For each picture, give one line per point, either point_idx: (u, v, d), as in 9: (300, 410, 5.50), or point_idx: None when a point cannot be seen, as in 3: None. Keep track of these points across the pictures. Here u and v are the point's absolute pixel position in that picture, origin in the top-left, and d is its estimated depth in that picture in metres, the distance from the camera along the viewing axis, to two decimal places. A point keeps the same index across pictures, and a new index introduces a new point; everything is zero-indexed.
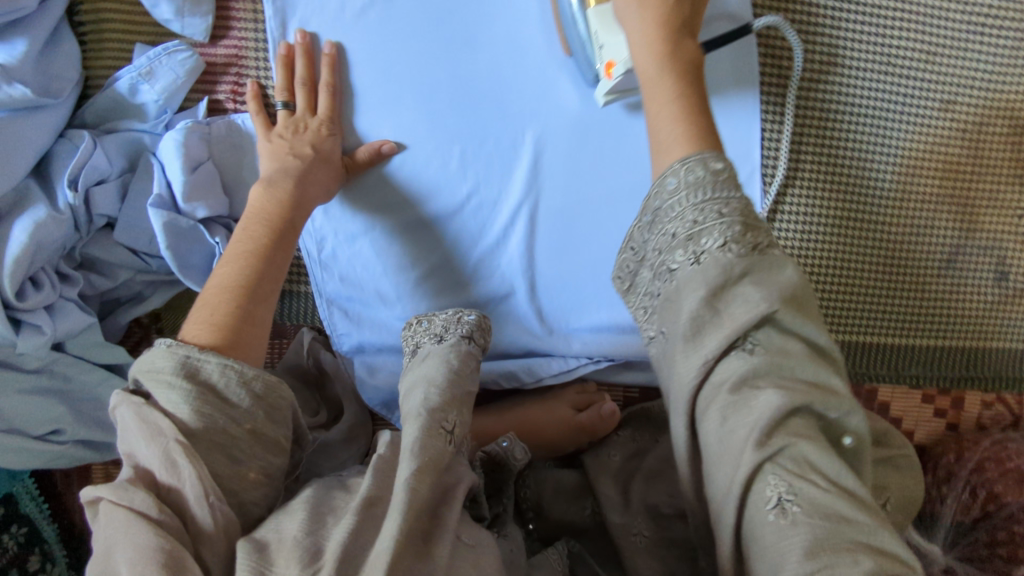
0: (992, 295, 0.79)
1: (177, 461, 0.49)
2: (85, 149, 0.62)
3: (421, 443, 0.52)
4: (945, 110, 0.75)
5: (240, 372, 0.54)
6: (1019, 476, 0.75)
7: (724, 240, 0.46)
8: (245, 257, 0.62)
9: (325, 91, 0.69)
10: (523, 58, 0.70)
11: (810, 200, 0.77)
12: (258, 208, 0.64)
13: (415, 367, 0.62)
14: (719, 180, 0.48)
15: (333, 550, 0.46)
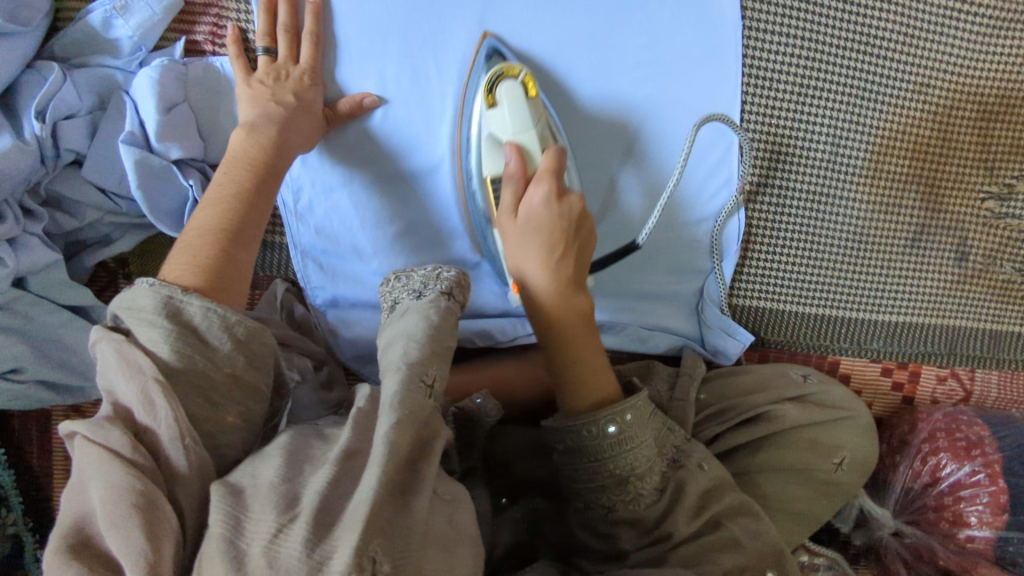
0: (953, 275, 0.82)
1: (156, 401, 0.48)
2: (55, 80, 0.60)
3: (403, 395, 0.50)
4: (918, 91, 0.77)
5: (224, 314, 0.54)
6: (967, 444, 0.77)
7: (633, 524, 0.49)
8: (227, 199, 0.61)
9: (309, 40, 0.67)
10: (500, 20, 0.70)
11: (786, 174, 0.78)
12: (244, 153, 0.63)
13: (393, 322, 0.59)
14: None
15: (310, 501, 0.44)
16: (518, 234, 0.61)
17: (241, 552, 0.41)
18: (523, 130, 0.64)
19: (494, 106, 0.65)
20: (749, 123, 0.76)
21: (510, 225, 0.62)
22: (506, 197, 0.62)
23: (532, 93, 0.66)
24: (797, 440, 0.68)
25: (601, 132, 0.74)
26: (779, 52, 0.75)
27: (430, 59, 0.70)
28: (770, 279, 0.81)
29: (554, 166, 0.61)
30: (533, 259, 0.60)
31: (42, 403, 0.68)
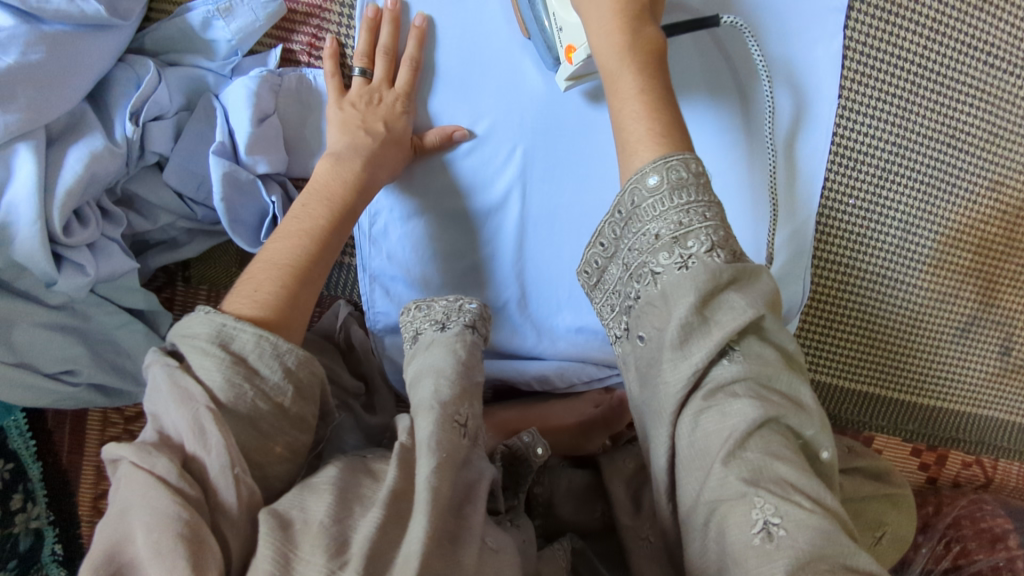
0: (995, 368, 0.84)
1: (206, 427, 0.46)
2: (151, 81, 0.57)
3: (437, 435, 0.49)
4: (993, 189, 0.78)
5: (275, 344, 0.51)
6: (992, 536, 0.80)
7: (711, 244, 0.48)
8: (319, 209, 0.60)
9: (408, 66, 0.65)
10: None
11: (856, 250, 0.78)
12: (325, 185, 0.61)
13: (417, 355, 0.57)
14: (679, 187, 0.50)
15: (362, 539, 0.43)
16: None
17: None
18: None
19: None
20: (826, 200, 0.77)
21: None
22: None
23: None
24: (844, 509, 0.69)
25: None
26: (867, 135, 0.75)
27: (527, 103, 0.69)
28: (820, 352, 0.82)
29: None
30: (606, 3, 0.55)
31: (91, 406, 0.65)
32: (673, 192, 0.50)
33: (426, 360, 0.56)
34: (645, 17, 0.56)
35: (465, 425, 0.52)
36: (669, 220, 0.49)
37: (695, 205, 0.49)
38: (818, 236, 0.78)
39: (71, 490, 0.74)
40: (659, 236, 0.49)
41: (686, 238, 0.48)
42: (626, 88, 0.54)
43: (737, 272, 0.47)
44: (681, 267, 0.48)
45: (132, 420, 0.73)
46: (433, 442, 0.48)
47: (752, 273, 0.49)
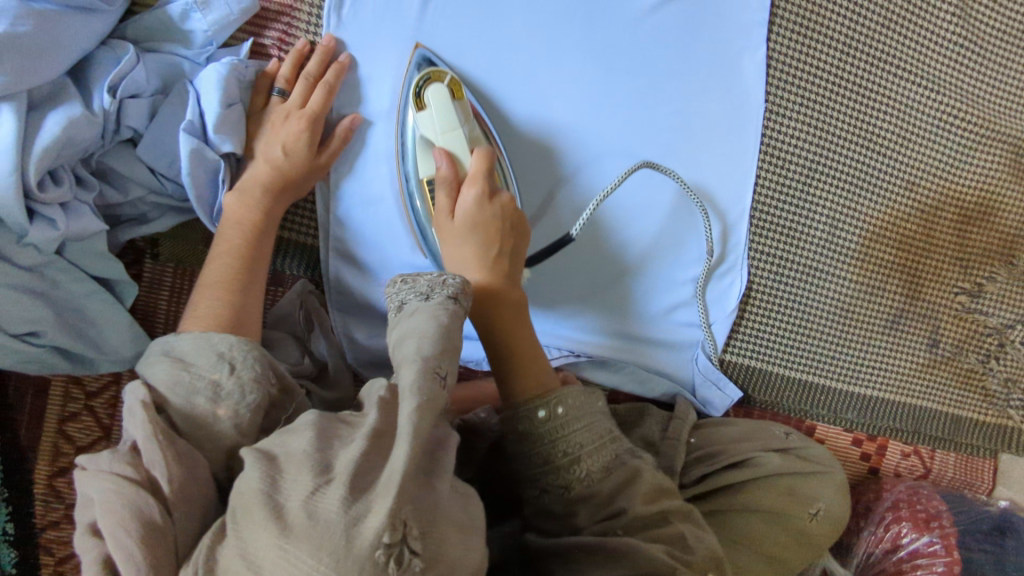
0: (924, 359, 0.89)
1: (136, 411, 0.54)
2: (130, 60, 0.62)
3: (419, 381, 0.50)
4: (910, 190, 0.86)
5: (205, 340, 0.59)
6: (926, 516, 0.83)
7: (580, 459, 0.59)
8: (247, 220, 0.68)
9: (324, 89, 0.70)
10: (432, 36, 0.74)
11: (788, 245, 0.84)
12: (237, 214, 0.67)
13: (401, 322, 0.59)
14: (554, 422, 0.59)
15: (345, 466, 0.44)
16: (456, 235, 0.67)
17: (279, 504, 0.43)
18: (452, 131, 0.69)
19: (421, 111, 0.69)
20: (760, 196, 0.83)
21: (444, 228, 0.68)
22: (441, 199, 0.68)
23: (457, 96, 0.71)
24: (776, 485, 0.74)
25: (529, 145, 0.79)
26: (794, 138, 0.83)
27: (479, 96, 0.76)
28: (762, 341, 0.86)
29: (482, 168, 0.68)
30: (470, 250, 0.66)
31: (52, 370, 0.67)
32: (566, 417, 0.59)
33: (413, 325, 0.57)
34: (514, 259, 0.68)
35: (444, 380, 0.53)
36: (563, 433, 0.59)
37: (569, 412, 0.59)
38: (754, 230, 0.84)
39: (25, 465, 0.75)
40: (552, 460, 0.58)
41: (577, 459, 0.59)
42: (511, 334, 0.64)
43: (617, 472, 0.59)
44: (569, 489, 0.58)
45: (93, 395, 0.75)
46: (415, 387, 0.50)
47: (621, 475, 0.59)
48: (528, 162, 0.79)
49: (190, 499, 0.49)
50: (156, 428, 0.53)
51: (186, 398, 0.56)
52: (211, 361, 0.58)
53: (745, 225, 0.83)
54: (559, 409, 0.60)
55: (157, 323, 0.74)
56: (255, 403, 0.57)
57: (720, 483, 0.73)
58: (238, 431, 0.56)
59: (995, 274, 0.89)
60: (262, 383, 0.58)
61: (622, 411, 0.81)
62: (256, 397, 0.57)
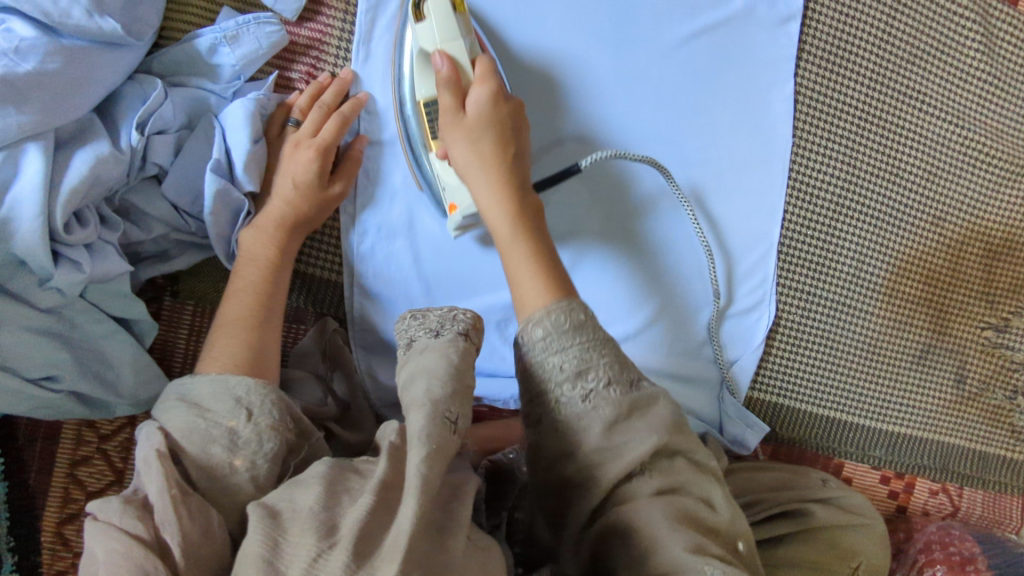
0: (951, 395, 0.89)
1: (150, 462, 0.51)
2: (159, 96, 0.61)
3: (427, 427, 0.47)
4: (936, 226, 0.85)
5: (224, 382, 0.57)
6: (961, 559, 0.81)
7: (608, 380, 0.49)
8: (264, 258, 0.66)
9: (336, 119, 0.67)
10: None
11: (816, 280, 0.83)
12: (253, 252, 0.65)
13: (410, 359, 0.56)
14: (564, 331, 0.51)
15: (351, 526, 0.43)
16: (469, 131, 0.63)
17: (279, 569, 0.42)
18: (452, 39, 0.63)
19: (421, 20, 0.64)
20: (787, 231, 0.82)
21: (454, 128, 0.63)
22: (443, 100, 0.63)
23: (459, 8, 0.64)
24: (817, 538, 0.69)
25: (535, 77, 0.76)
26: (821, 173, 0.82)
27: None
28: (790, 378, 0.85)
29: (487, 68, 0.63)
30: (488, 176, 0.62)
31: (69, 416, 0.65)
32: (572, 332, 0.51)
33: (419, 365, 0.54)
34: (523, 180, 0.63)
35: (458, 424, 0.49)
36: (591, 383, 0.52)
37: (591, 343, 0.51)
38: (782, 265, 0.83)
39: (34, 513, 0.71)
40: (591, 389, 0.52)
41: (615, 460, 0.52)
42: (518, 252, 0.59)
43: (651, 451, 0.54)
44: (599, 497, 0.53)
45: (107, 438, 0.72)
46: (423, 433, 0.47)
47: (647, 401, 0.50)
48: (531, 99, 0.76)
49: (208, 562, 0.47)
50: (172, 482, 0.50)
51: (203, 446, 0.53)
52: (228, 407, 0.56)
53: (772, 261, 0.82)
54: (541, 330, 0.51)
55: (174, 363, 0.72)
56: (274, 451, 0.55)
57: (759, 536, 0.69)
58: (255, 485, 0.53)
59: (1022, 310, 0.89)
60: (280, 428, 0.56)
61: None
62: (274, 444, 0.55)
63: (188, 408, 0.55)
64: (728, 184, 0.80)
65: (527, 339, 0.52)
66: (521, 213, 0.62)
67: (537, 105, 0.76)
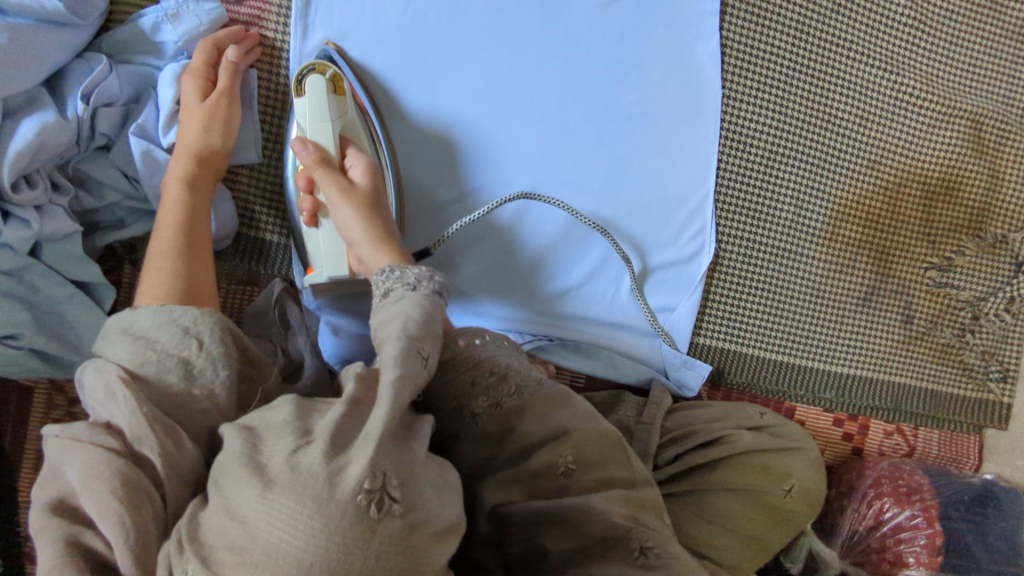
0: (899, 335, 0.90)
1: (116, 390, 0.54)
2: (103, 70, 0.66)
3: (401, 354, 0.51)
4: (871, 168, 0.87)
5: (169, 313, 0.60)
6: (908, 490, 0.82)
7: (427, 356, 0.53)
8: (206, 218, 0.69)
9: (226, 69, 0.70)
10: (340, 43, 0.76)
11: (755, 226, 0.86)
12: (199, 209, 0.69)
13: (385, 308, 0.59)
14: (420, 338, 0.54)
15: (324, 427, 0.45)
16: (349, 199, 0.66)
17: (261, 463, 0.42)
18: (320, 120, 0.69)
19: (302, 95, 0.70)
20: (722, 180, 0.85)
21: (343, 193, 0.66)
22: (320, 175, 0.67)
23: (338, 92, 0.71)
24: (750, 462, 0.74)
25: (423, 141, 0.79)
26: (752, 121, 0.85)
27: (434, 82, 0.78)
28: (733, 323, 0.87)
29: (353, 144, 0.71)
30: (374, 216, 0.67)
31: (34, 373, 0.70)
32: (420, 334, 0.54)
33: (392, 314, 0.56)
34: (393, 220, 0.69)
35: (427, 360, 0.53)
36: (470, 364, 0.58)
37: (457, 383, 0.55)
38: (719, 213, 0.85)
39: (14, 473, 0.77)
40: (480, 381, 0.56)
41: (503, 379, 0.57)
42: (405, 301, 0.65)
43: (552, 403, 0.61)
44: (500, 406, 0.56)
45: (76, 400, 0.77)
46: (397, 358, 0.50)
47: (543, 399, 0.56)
48: (420, 156, 0.79)
49: (180, 475, 0.50)
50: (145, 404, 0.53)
51: (159, 374, 0.57)
52: (176, 337, 0.59)
53: (709, 209, 0.84)
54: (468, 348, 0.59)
55: None
56: (228, 379, 0.59)
57: (694, 463, 0.74)
58: (220, 413, 0.57)
59: (964, 249, 0.90)
60: (230, 357, 0.61)
61: (599, 398, 0.83)
62: (228, 373, 0.59)
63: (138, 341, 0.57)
64: (660, 138, 0.82)
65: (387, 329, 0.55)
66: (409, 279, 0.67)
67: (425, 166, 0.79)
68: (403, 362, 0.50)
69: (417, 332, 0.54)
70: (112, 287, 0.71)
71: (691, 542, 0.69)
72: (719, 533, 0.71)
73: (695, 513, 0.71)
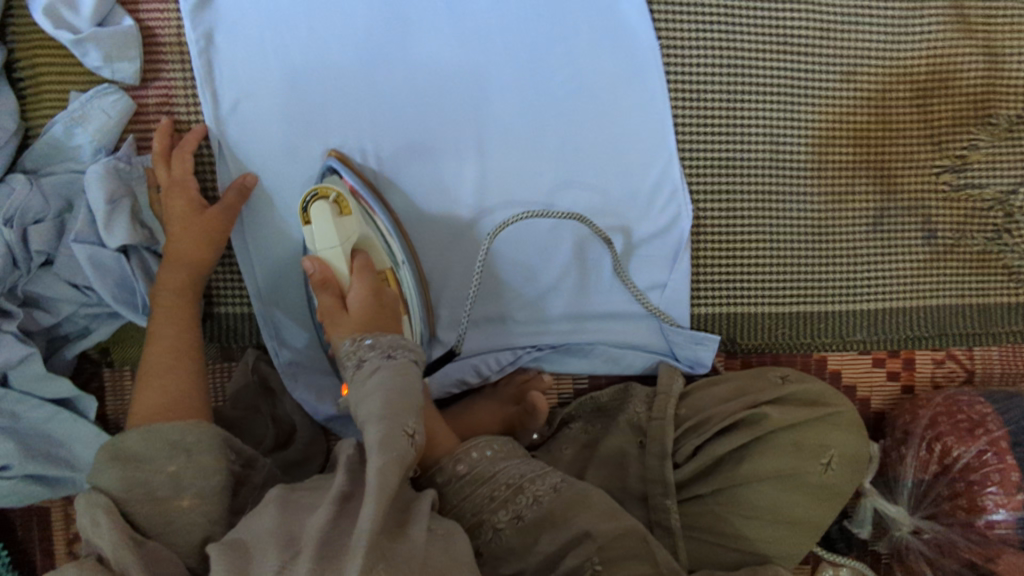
0: (924, 253, 0.81)
1: (103, 521, 0.51)
2: (20, 190, 0.66)
3: (385, 439, 0.49)
4: (847, 80, 0.78)
5: (156, 430, 0.56)
6: (970, 424, 0.73)
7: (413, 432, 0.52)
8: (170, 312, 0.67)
9: (235, 186, 0.71)
10: (253, 108, 0.72)
11: (731, 177, 0.78)
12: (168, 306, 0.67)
13: (358, 385, 0.55)
14: (394, 413, 0.51)
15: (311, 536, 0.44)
16: (353, 324, 0.67)
17: None
18: (329, 247, 0.68)
19: (307, 224, 0.69)
20: (685, 135, 0.77)
21: (339, 326, 0.67)
22: (325, 300, 0.68)
23: (345, 212, 0.69)
24: (780, 443, 0.67)
25: (436, 220, 0.76)
26: (702, 64, 0.77)
27: (357, 113, 0.73)
28: (734, 284, 0.80)
29: (364, 269, 0.69)
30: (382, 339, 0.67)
31: (34, 497, 0.70)
32: (400, 413, 0.52)
33: (370, 391, 0.53)
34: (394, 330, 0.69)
35: (414, 436, 0.51)
36: (480, 485, 0.61)
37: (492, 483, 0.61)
38: (689, 171, 0.78)
39: None
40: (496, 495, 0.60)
41: (520, 491, 0.60)
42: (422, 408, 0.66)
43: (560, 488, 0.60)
44: (517, 521, 0.59)
45: None
46: (383, 442, 0.49)
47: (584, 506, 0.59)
48: (431, 246, 0.77)
49: None
50: (122, 537, 0.50)
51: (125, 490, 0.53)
52: (164, 453, 0.55)
53: (677, 169, 0.77)
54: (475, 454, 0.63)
55: None
56: (220, 483, 0.56)
57: (714, 456, 0.68)
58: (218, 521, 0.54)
59: (978, 141, 0.80)
60: (226, 463, 0.57)
61: (606, 398, 0.78)
62: (220, 476, 0.56)
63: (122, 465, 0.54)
64: (607, 107, 0.75)
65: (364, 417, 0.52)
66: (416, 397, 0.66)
67: (436, 253, 0.77)
68: (387, 447, 0.48)
69: (398, 407, 0.51)
70: (88, 394, 0.71)
71: (732, 545, 0.66)
72: (760, 527, 0.66)
73: (729, 508, 0.67)
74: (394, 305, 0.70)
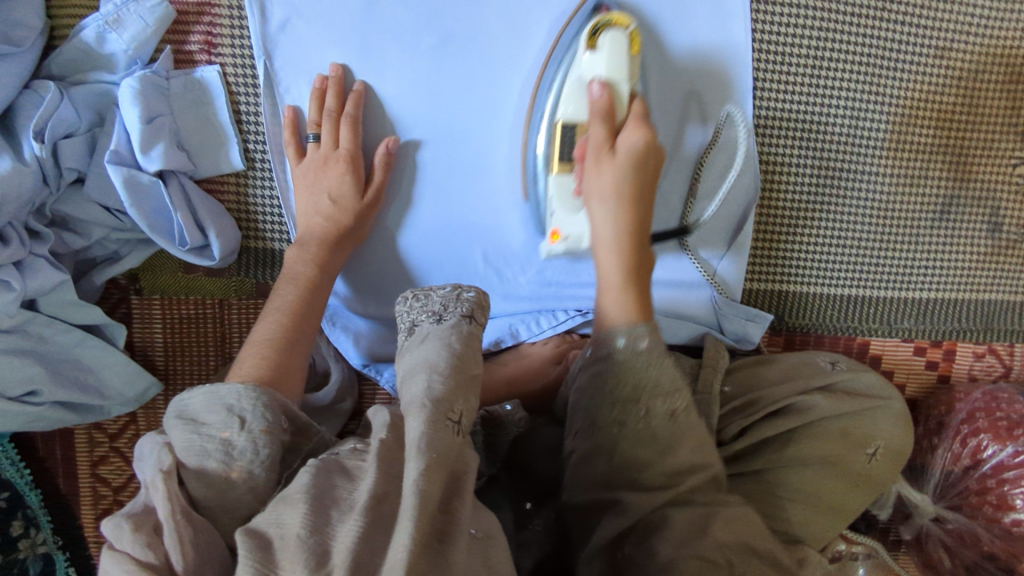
0: (985, 246, 0.78)
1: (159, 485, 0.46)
2: (51, 100, 0.60)
3: (428, 436, 0.41)
4: (939, 56, 0.73)
5: (220, 396, 0.53)
6: (1009, 424, 0.73)
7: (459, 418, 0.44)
8: (297, 282, 0.66)
9: (353, 98, 0.66)
10: (304, 28, 0.66)
11: (804, 149, 0.74)
12: (289, 267, 0.66)
13: (410, 349, 0.50)
14: (435, 396, 0.44)
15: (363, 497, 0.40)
16: (616, 169, 0.60)
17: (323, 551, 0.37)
18: (620, 76, 0.61)
19: (591, 48, 0.61)
20: (762, 100, 0.73)
21: (603, 164, 0.61)
22: (596, 132, 0.61)
23: (634, 49, 0.62)
24: (828, 430, 0.68)
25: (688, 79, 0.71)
26: (790, 24, 0.71)
27: (417, 40, 0.67)
28: (788, 260, 0.78)
29: (644, 115, 0.62)
30: (630, 212, 0.60)
31: (63, 423, 0.68)
32: (448, 399, 0.44)
33: (416, 358, 0.48)
34: (649, 222, 0.62)
35: (460, 422, 0.44)
36: (645, 365, 0.52)
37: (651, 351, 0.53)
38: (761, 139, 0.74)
39: (73, 513, 0.78)
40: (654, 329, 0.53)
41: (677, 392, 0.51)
42: (642, 271, 0.60)
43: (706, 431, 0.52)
44: (671, 416, 0.50)
45: (116, 436, 0.76)
46: (423, 440, 0.41)
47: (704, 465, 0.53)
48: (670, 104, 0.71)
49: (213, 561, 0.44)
50: (175, 507, 0.44)
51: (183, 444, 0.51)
52: (221, 417, 0.52)
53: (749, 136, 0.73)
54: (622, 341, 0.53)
55: (157, 357, 0.75)
56: (271, 457, 0.51)
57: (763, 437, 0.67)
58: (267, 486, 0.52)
59: None
60: (275, 432, 0.52)
61: None
62: (271, 449, 0.51)
63: (183, 425, 0.51)
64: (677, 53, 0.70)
65: (410, 391, 0.45)
66: (634, 266, 0.59)
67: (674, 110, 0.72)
68: (430, 447, 0.40)
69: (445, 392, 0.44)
70: (117, 323, 0.68)
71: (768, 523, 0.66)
72: (799, 510, 0.66)
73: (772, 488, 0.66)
74: (657, 163, 0.62)
